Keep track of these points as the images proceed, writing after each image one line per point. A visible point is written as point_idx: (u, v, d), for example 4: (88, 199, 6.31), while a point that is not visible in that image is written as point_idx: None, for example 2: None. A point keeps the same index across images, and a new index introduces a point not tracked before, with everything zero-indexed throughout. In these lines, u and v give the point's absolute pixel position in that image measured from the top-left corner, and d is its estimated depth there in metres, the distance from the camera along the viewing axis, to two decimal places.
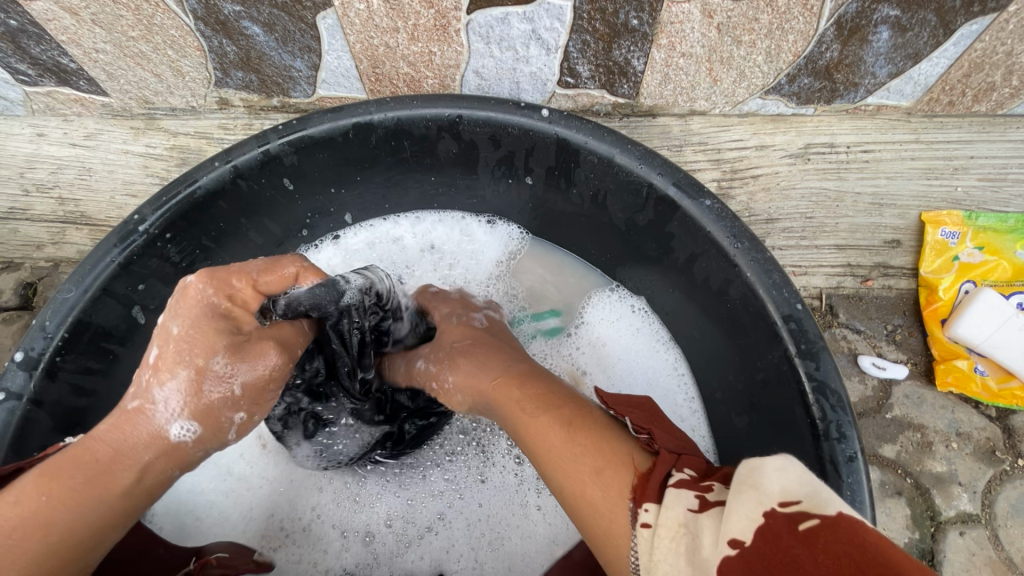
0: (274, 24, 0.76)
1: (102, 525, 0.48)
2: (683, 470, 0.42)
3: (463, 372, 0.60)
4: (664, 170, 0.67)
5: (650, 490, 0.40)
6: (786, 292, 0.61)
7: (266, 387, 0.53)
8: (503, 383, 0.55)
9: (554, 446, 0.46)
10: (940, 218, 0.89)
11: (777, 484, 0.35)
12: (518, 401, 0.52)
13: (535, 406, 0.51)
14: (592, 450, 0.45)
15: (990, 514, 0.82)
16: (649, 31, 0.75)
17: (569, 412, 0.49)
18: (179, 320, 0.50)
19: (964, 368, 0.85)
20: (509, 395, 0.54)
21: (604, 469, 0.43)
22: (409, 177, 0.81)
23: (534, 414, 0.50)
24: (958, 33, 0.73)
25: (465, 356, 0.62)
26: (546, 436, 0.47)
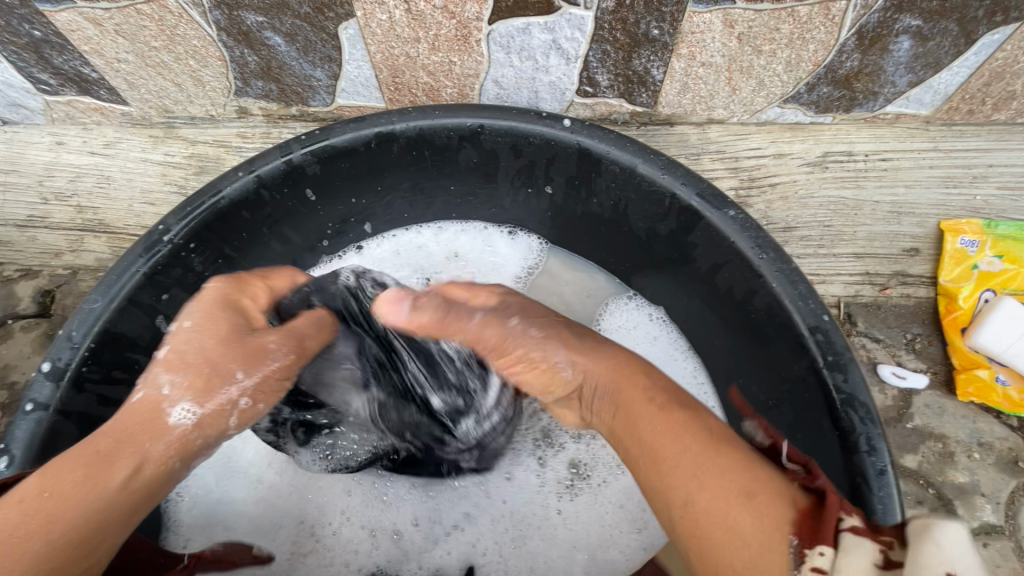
0: (296, 34, 0.77)
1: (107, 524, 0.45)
2: (852, 514, 0.38)
3: (579, 352, 0.55)
4: (688, 180, 0.67)
5: (822, 530, 0.37)
6: (813, 302, 0.61)
7: (274, 378, 0.55)
8: (631, 374, 0.51)
9: (693, 454, 0.43)
10: (959, 226, 0.88)
11: (957, 548, 0.32)
12: (648, 395, 0.49)
13: (670, 405, 0.47)
14: (740, 472, 0.41)
15: (1015, 525, 0.81)
16: (670, 41, 0.75)
17: (712, 426, 0.45)
18: (191, 315, 0.54)
19: (986, 378, 0.85)
20: (634, 384, 0.50)
21: (757, 495, 0.40)
22: (430, 186, 0.81)
23: (669, 413, 0.47)
24: (979, 43, 0.73)
25: (587, 339, 0.56)
26: (683, 442, 0.44)
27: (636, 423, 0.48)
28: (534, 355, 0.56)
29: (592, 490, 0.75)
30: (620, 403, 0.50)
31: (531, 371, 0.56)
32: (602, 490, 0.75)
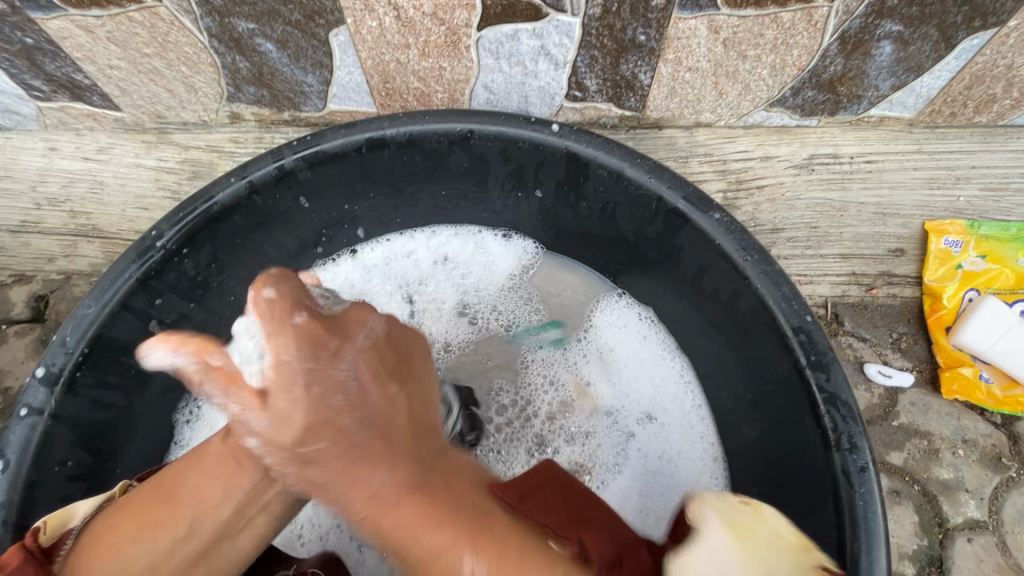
0: (287, 41, 0.78)
1: (207, 496, 0.56)
2: None
3: (315, 447, 0.49)
4: (674, 184, 0.68)
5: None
6: (796, 304, 0.62)
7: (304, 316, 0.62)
8: (369, 486, 0.48)
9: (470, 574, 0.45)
10: (943, 227, 0.90)
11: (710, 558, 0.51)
12: (394, 516, 0.46)
13: (415, 517, 0.46)
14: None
15: (998, 521, 0.83)
16: (656, 46, 0.76)
17: (485, 518, 0.48)
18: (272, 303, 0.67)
19: (969, 376, 0.86)
20: (378, 498, 0.47)
21: None
22: (421, 190, 0.82)
23: (418, 533, 0.46)
24: (958, 48, 0.75)
25: (315, 427, 0.49)
26: (449, 565, 0.45)
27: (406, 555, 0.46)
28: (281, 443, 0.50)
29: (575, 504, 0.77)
30: (373, 520, 0.48)
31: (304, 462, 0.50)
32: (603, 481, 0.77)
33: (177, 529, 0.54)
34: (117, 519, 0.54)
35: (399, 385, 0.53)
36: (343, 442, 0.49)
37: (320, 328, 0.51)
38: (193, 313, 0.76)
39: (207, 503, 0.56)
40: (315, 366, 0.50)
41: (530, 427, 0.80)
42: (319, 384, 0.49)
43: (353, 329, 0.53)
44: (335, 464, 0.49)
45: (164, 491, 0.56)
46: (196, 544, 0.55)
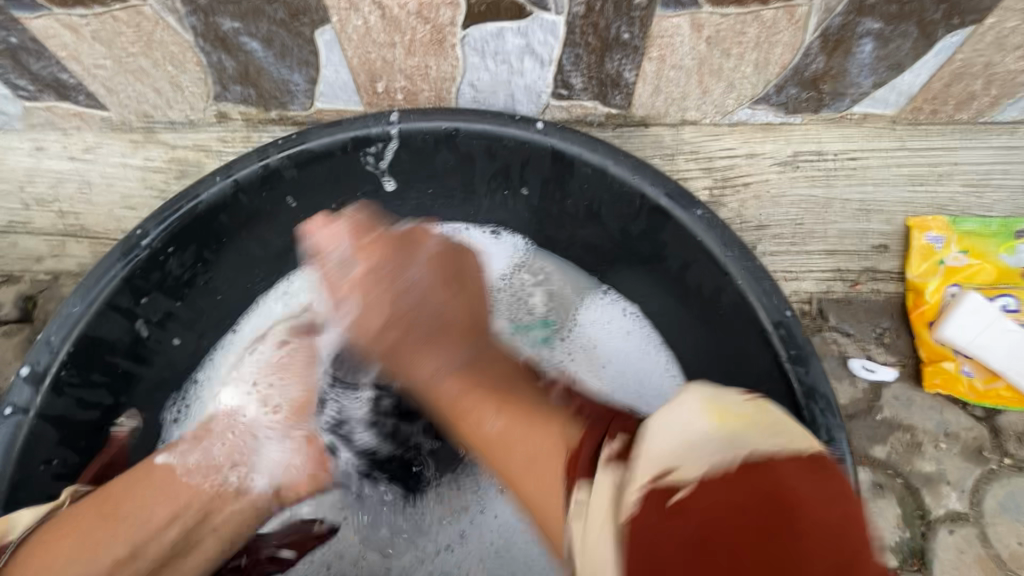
0: (273, 39, 0.78)
1: (149, 518, 0.61)
2: (614, 440, 0.46)
3: (423, 284, 0.68)
4: (656, 181, 0.68)
5: (581, 470, 0.46)
6: (776, 298, 0.63)
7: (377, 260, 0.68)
8: (431, 330, 0.65)
9: (505, 434, 0.54)
10: (926, 223, 0.91)
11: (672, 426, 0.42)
12: (453, 366, 0.63)
13: (471, 385, 0.60)
14: (527, 435, 0.52)
15: (979, 512, 0.84)
16: (640, 45, 0.77)
17: (505, 390, 0.59)
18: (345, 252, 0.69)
19: (952, 369, 0.87)
20: (445, 349, 0.64)
21: (535, 461, 0.50)
22: (407, 188, 0.83)
23: (468, 394, 0.59)
24: (938, 45, 0.76)
25: (381, 286, 0.67)
26: (481, 416, 0.57)
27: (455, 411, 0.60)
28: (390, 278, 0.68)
29: None
30: (445, 377, 0.62)
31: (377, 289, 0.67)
32: None
33: (116, 549, 0.58)
34: (57, 536, 0.57)
35: (449, 289, 0.69)
36: (415, 331, 0.65)
37: (394, 248, 0.69)
38: (180, 311, 0.76)
39: (150, 525, 0.60)
40: (332, 283, 0.70)
41: None
42: (388, 287, 0.67)
43: (415, 250, 0.70)
44: (405, 338, 0.65)
45: (109, 509, 0.60)
46: (141, 563, 0.60)
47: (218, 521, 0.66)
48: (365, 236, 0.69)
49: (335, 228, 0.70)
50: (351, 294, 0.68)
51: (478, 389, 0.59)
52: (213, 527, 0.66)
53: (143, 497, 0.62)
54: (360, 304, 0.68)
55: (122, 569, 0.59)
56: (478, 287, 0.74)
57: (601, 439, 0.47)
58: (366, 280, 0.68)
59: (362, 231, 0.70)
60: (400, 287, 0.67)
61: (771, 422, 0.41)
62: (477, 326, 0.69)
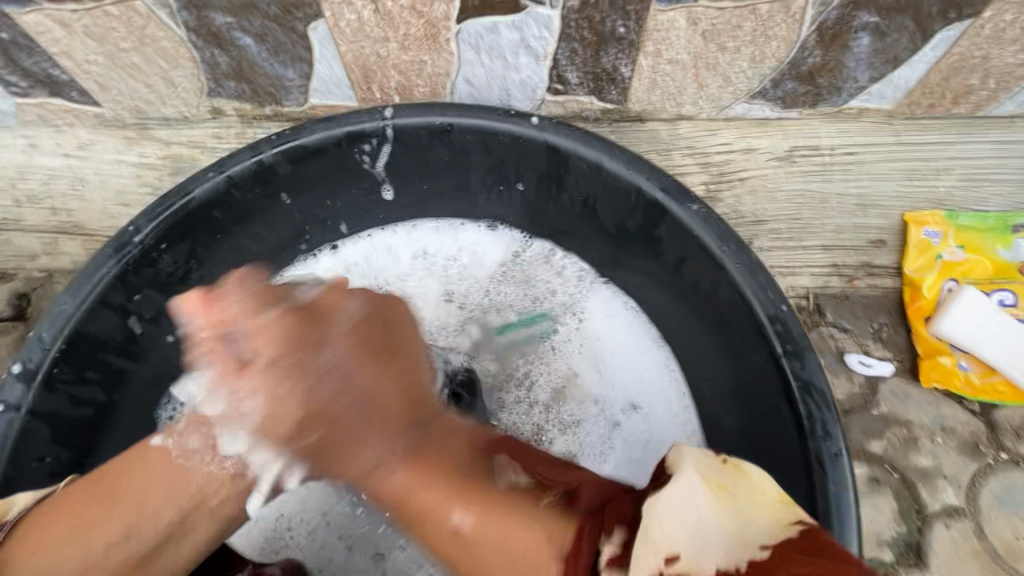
0: (266, 34, 0.77)
1: (148, 496, 0.60)
2: (611, 539, 0.52)
3: (381, 453, 0.61)
4: (652, 175, 0.68)
5: (581, 561, 0.53)
6: (772, 293, 0.63)
7: (241, 330, 0.55)
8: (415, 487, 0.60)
9: (479, 543, 0.56)
10: (923, 218, 0.91)
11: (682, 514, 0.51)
12: (416, 480, 0.60)
13: (445, 481, 0.60)
14: (514, 549, 0.55)
15: (975, 506, 0.84)
16: (636, 39, 0.76)
17: (459, 472, 0.61)
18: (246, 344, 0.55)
19: (948, 364, 0.87)
20: (411, 471, 0.60)
21: (523, 559, 0.54)
22: (403, 184, 0.83)
23: (430, 496, 0.59)
24: (934, 38, 0.75)
25: (356, 450, 0.61)
26: (449, 517, 0.58)
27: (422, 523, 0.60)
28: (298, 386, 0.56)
29: None
30: (410, 506, 0.60)
31: (266, 409, 0.56)
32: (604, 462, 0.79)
33: (113, 528, 0.58)
34: (56, 514, 0.57)
35: (381, 364, 0.62)
36: (340, 432, 0.59)
37: (303, 329, 0.57)
38: None
39: (149, 502, 0.60)
40: (228, 371, 0.56)
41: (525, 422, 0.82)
42: (307, 381, 0.57)
43: (325, 328, 0.58)
44: (342, 445, 0.60)
45: (105, 490, 0.59)
46: (136, 545, 0.59)
47: (215, 506, 0.63)
48: (224, 310, 0.55)
49: (224, 312, 0.55)
50: (251, 390, 0.56)
51: (450, 485, 0.59)
52: (210, 512, 0.63)
53: (143, 476, 0.61)
54: (271, 416, 0.56)
55: (117, 549, 0.58)
56: (418, 348, 0.68)
57: (596, 534, 0.53)
58: (270, 368, 0.55)
59: (246, 309, 0.55)
60: (320, 403, 0.58)
61: (750, 489, 0.54)
62: (418, 400, 0.64)
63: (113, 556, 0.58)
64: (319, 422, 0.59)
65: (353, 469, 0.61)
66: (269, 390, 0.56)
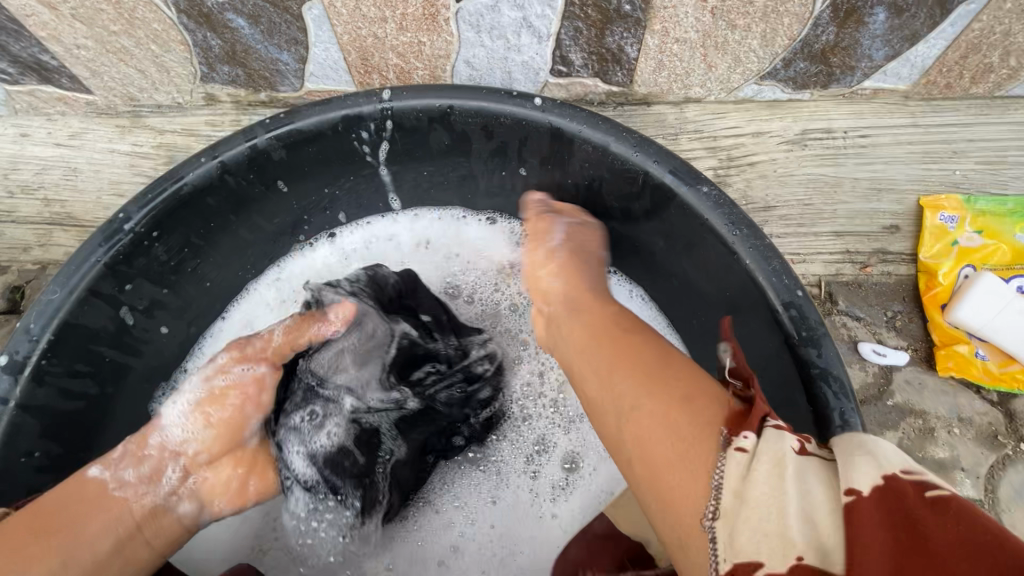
0: (259, 15, 0.75)
1: (87, 527, 0.55)
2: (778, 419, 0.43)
3: (585, 295, 0.64)
4: (660, 158, 0.65)
5: (749, 425, 0.42)
6: (786, 279, 0.60)
7: (589, 226, 0.73)
8: (616, 322, 0.58)
9: (648, 363, 0.51)
10: (939, 202, 0.88)
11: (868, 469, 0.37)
12: (615, 319, 0.58)
13: (634, 326, 0.57)
14: (686, 381, 0.48)
15: (994, 498, 0.82)
16: (642, 17, 0.73)
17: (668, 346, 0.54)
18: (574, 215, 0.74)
19: (966, 353, 0.85)
20: (612, 316, 0.59)
21: (695, 401, 0.46)
22: (402, 169, 0.80)
23: (632, 333, 0.55)
24: (955, 13, 0.72)
25: (585, 278, 0.67)
26: (641, 354, 0.52)
27: (607, 351, 0.54)
28: (578, 245, 0.71)
29: (582, 489, 0.78)
30: (592, 320, 0.59)
31: (571, 237, 0.71)
32: (594, 479, 0.78)
33: (48, 564, 0.51)
34: None
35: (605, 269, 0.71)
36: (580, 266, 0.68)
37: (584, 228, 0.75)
38: (167, 299, 0.74)
39: (85, 534, 0.54)
40: (540, 230, 0.71)
41: (525, 436, 0.80)
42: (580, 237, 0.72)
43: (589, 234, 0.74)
44: (587, 276, 0.67)
45: (41, 521, 0.53)
46: None
47: (151, 534, 0.59)
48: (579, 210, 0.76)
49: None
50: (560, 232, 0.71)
51: (640, 331, 0.56)
52: (146, 541, 0.59)
53: (84, 507, 0.56)
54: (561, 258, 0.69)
55: None
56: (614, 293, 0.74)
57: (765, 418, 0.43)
58: (573, 229, 0.72)
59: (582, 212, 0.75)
60: (574, 255, 0.69)
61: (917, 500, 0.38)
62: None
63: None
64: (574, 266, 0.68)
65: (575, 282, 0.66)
66: (569, 239, 0.71)
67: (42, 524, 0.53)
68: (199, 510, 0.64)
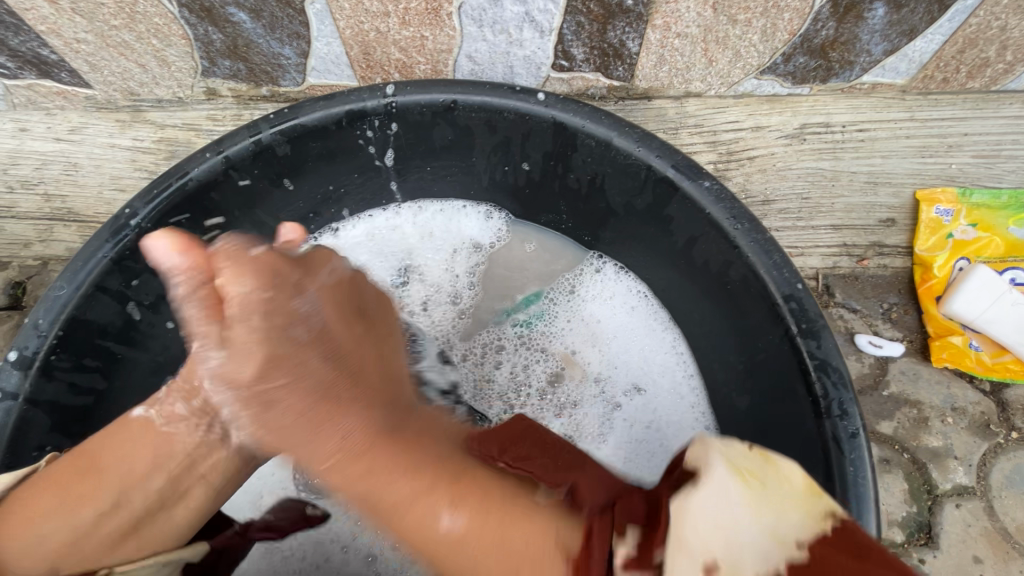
0: (261, 10, 0.75)
1: (134, 467, 0.58)
2: (624, 542, 0.45)
3: (274, 411, 0.47)
4: (663, 152, 0.66)
5: None
6: (787, 272, 0.61)
7: (257, 293, 0.45)
8: (373, 485, 0.47)
9: (457, 544, 0.46)
10: (934, 195, 0.89)
11: (707, 530, 0.43)
12: (385, 483, 0.47)
13: (411, 492, 0.46)
14: (506, 550, 0.45)
15: (986, 486, 0.84)
16: (644, 12, 0.74)
17: (453, 477, 0.48)
18: (224, 282, 0.45)
19: (960, 344, 0.86)
20: (364, 465, 0.47)
21: (525, 572, 0.45)
22: (405, 164, 0.80)
23: (412, 504, 0.46)
24: (952, 8, 0.73)
25: (268, 382, 0.46)
26: (440, 533, 0.46)
27: (404, 529, 0.47)
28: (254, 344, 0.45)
29: None
30: (355, 489, 0.47)
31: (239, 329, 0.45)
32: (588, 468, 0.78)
33: (104, 501, 0.56)
34: (39, 495, 0.55)
35: (355, 327, 0.51)
36: (307, 383, 0.47)
37: (274, 262, 0.47)
38: None
39: (135, 474, 0.58)
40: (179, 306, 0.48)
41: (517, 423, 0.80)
42: (281, 317, 0.46)
43: (308, 267, 0.50)
44: (288, 380, 0.46)
45: (86, 467, 0.57)
46: (125, 514, 0.57)
47: (205, 469, 0.61)
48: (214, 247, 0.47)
49: (223, 242, 0.47)
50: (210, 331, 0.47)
51: (411, 479, 0.47)
52: (200, 476, 0.61)
53: (128, 443, 0.59)
54: (238, 392, 0.47)
55: (109, 519, 0.57)
56: (395, 326, 0.59)
57: (609, 539, 0.46)
58: (239, 308, 0.45)
59: (240, 250, 0.46)
60: (260, 357, 0.45)
61: (779, 478, 0.47)
62: (398, 377, 0.54)
63: (102, 525, 0.57)
64: (253, 364, 0.45)
65: (268, 424, 0.47)
66: (234, 324, 0.45)
67: (91, 470, 0.57)
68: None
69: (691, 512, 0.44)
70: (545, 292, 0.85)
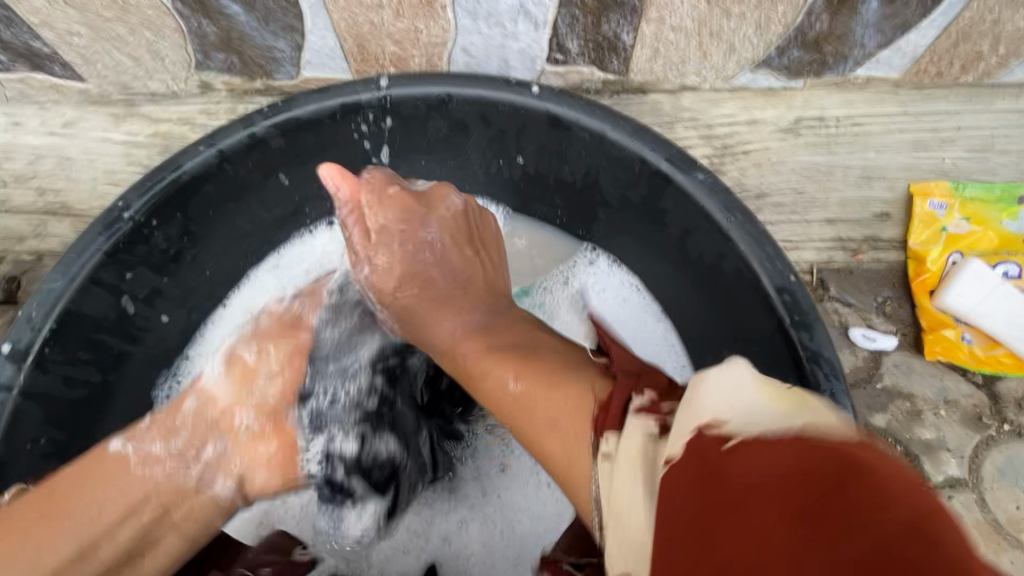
0: (254, 2, 0.74)
1: (102, 515, 0.52)
2: (643, 393, 0.45)
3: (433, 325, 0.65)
4: (657, 145, 0.66)
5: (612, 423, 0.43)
6: (780, 264, 0.61)
7: (467, 217, 0.74)
8: (472, 364, 0.58)
9: (525, 409, 0.49)
10: (929, 189, 0.90)
11: (721, 405, 0.35)
12: (483, 354, 0.58)
13: (496, 348, 0.58)
14: (551, 396, 0.48)
15: (977, 478, 0.85)
16: (639, 5, 0.73)
17: (528, 353, 0.55)
18: (375, 211, 0.70)
19: (952, 337, 0.87)
20: (481, 362, 0.57)
21: (558, 425, 0.46)
22: (400, 158, 0.80)
23: (486, 367, 0.56)
24: (946, 3, 0.72)
25: (439, 302, 0.67)
26: (499, 390, 0.53)
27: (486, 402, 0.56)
28: (428, 266, 0.70)
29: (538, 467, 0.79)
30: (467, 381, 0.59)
31: (396, 256, 0.70)
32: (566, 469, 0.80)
33: (62, 556, 0.50)
34: None
35: (466, 250, 0.71)
36: (433, 291, 0.68)
37: (413, 205, 0.71)
38: (167, 288, 0.74)
39: (102, 523, 0.52)
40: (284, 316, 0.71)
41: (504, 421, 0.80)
42: (411, 244, 0.70)
43: (437, 202, 0.73)
44: (425, 297, 0.68)
45: (51, 508, 0.52)
46: (89, 569, 0.52)
47: (181, 518, 0.57)
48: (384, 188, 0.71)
49: (368, 180, 0.71)
50: (370, 250, 0.70)
51: (500, 351, 0.57)
52: (175, 525, 0.57)
53: (100, 481, 0.54)
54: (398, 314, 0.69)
55: None
56: (501, 259, 0.75)
57: (629, 392, 0.46)
58: (387, 231, 0.70)
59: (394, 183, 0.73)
60: (420, 270, 0.70)
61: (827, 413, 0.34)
62: (500, 291, 0.70)
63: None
64: (427, 297, 0.67)
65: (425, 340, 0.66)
66: (411, 246, 0.70)
67: (52, 513, 0.51)
68: (238, 492, 0.60)
69: (698, 400, 0.37)
70: (541, 283, 0.85)
